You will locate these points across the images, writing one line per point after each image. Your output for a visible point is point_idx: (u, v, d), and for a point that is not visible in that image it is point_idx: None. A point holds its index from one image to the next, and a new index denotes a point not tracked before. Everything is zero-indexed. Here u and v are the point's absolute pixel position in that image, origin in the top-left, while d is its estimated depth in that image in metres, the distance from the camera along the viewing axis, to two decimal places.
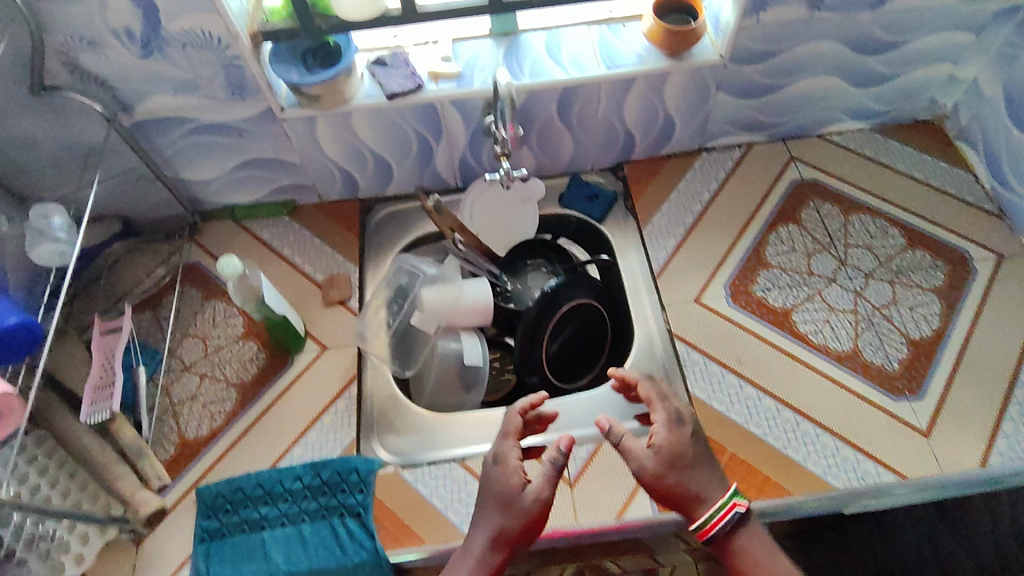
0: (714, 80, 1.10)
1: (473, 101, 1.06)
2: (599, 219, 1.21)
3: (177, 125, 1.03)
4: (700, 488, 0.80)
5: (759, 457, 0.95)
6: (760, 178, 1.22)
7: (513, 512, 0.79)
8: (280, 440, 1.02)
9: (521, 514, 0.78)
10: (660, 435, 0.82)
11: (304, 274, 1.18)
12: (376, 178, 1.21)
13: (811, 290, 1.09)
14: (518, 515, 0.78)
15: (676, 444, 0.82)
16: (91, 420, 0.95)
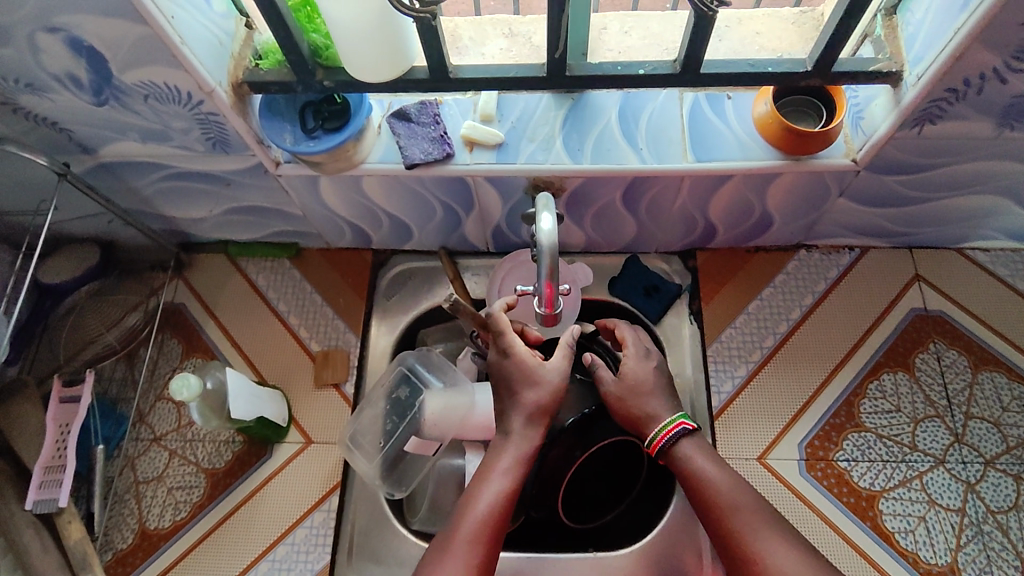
0: (837, 186, 0.82)
1: (514, 179, 0.83)
2: (655, 320, 0.96)
3: (152, 170, 0.85)
4: (653, 412, 0.73)
5: None
6: (872, 299, 0.96)
7: (527, 406, 0.71)
8: (246, 551, 0.90)
9: (530, 406, 0.70)
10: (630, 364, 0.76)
11: (298, 340, 1.01)
12: (393, 235, 1.00)
13: (910, 471, 0.86)
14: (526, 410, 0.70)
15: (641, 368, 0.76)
16: (36, 510, 0.84)
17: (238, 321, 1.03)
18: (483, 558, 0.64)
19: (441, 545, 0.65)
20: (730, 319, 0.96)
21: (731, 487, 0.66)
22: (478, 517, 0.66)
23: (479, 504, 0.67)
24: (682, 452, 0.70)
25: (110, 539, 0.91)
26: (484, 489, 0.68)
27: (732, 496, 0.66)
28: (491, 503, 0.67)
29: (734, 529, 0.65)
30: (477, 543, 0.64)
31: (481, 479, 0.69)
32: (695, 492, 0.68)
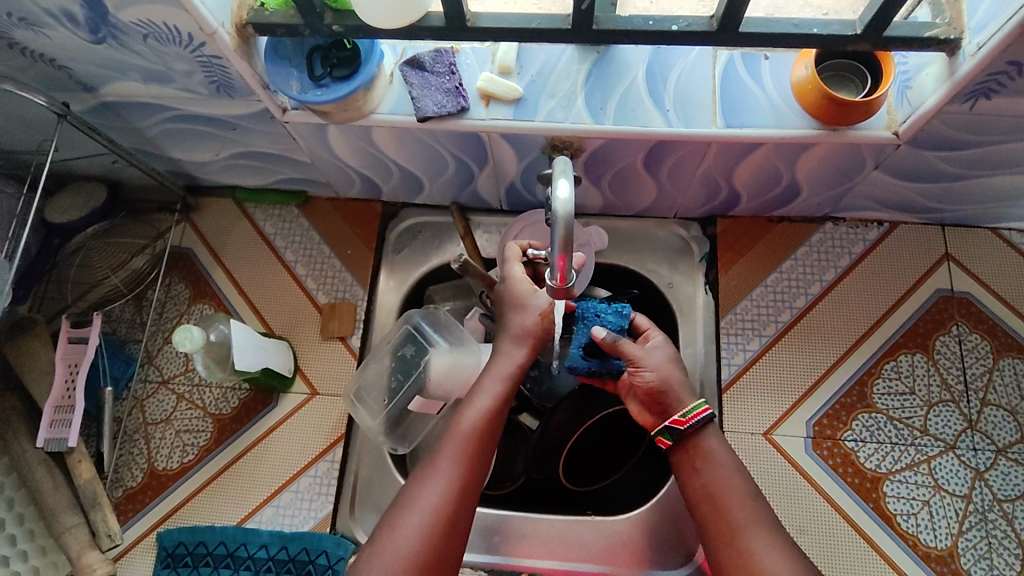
0: (873, 159, 0.78)
1: (532, 137, 0.79)
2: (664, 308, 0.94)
3: (155, 111, 0.81)
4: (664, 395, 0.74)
5: None
6: (896, 276, 0.93)
7: (514, 331, 0.76)
8: (252, 496, 0.90)
9: (522, 326, 0.76)
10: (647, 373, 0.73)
11: (305, 291, 1.00)
12: (403, 187, 0.97)
13: (918, 455, 0.85)
14: (518, 329, 0.76)
15: (661, 363, 0.74)
16: (48, 448, 0.86)
17: (245, 268, 1.01)
18: (470, 465, 0.67)
19: (432, 455, 0.68)
20: (747, 291, 0.93)
21: (721, 481, 0.68)
22: (464, 430, 0.69)
23: (468, 416, 0.70)
24: (704, 442, 0.70)
25: (121, 476, 0.92)
26: (472, 404, 0.71)
27: (722, 477, 0.68)
28: (477, 416, 0.70)
29: (718, 515, 0.66)
30: (461, 453, 0.67)
31: (471, 394, 0.72)
32: (682, 480, 0.71)
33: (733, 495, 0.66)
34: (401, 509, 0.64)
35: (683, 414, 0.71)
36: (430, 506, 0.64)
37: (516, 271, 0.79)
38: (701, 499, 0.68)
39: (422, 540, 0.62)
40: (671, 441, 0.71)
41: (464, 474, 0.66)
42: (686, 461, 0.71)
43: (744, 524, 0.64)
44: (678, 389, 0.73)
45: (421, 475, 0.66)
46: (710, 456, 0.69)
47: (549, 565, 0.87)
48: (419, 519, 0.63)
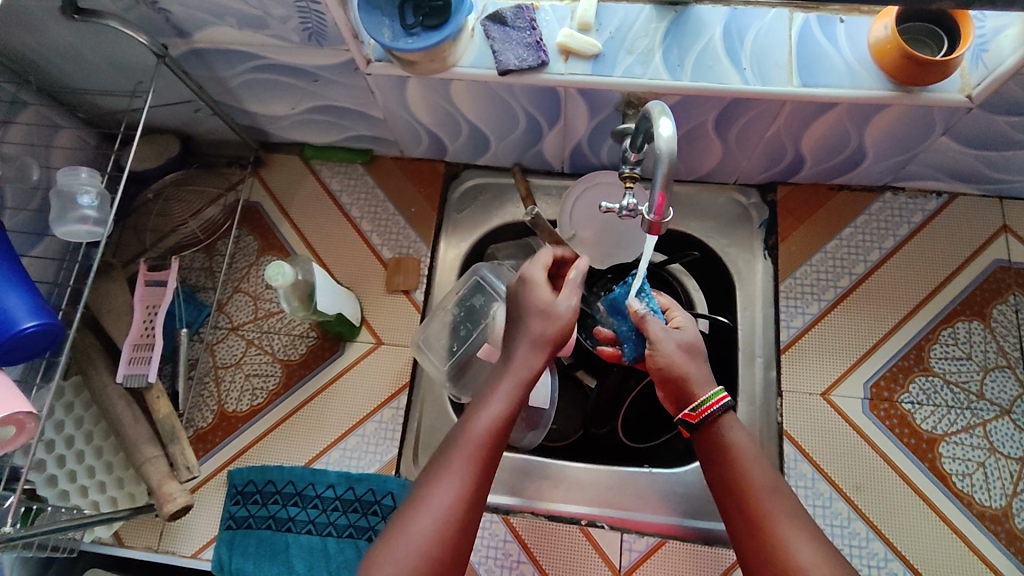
0: (943, 123, 0.80)
1: (608, 93, 0.81)
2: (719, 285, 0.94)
3: (242, 59, 0.84)
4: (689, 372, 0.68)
5: None
6: (955, 245, 0.94)
7: (533, 334, 0.69)
8: (319, 439, 0.93)
9: (540, 334, 0.69)
10: (659, 356, 0.69)
11: (370, 246, 1.02)
12: (469, 146, 1.00)
13: (974, 418, 0.87)
14: (535, 337, 0.69)
15: (675, 353, 0.69)
16: (127, 384, 0.88)
17: (312, 222, 1.04)
18: (482, 473, 0.62)
19: (442, 458, 0.63)
20: (806, 257, 0.95)
21: (748, 468, 0.64)
22: (476, 433, 0.63)
23: (479, 419, 0.65)
24: (722, 432, 0.66)
25: (193, 417, 0.95)
26: (484, 406, 0.65)
27: (748, 469, 0.64)
28: (491, 421, 0.64)
29: (745, 508, 0.62)
30: (476, 457, 0.62)
31: (482, 396, 0.67)
32: (708, 470, 0.66)
33: (758, 487, 0.63)
34: (410, 513, 0.59)
35: (694, 407, 0.66)
36: (439, 514, 0.59)
37: (536, 274, 0.74)
38: (726, 494, 0.64)
39: (430, 551, 0.58)
40: (689, 432, 0.68)
41: (476, 481, 0.62)
42: (709, 452, 0.66)
43: (775, 516, 0.61)
44: (692, 379, 0.67)
45: (432, 475, 0.62)
46: (731, 445, 0.65)
47: (609, 514, 0.89)
48: (430, 527, 0.58)
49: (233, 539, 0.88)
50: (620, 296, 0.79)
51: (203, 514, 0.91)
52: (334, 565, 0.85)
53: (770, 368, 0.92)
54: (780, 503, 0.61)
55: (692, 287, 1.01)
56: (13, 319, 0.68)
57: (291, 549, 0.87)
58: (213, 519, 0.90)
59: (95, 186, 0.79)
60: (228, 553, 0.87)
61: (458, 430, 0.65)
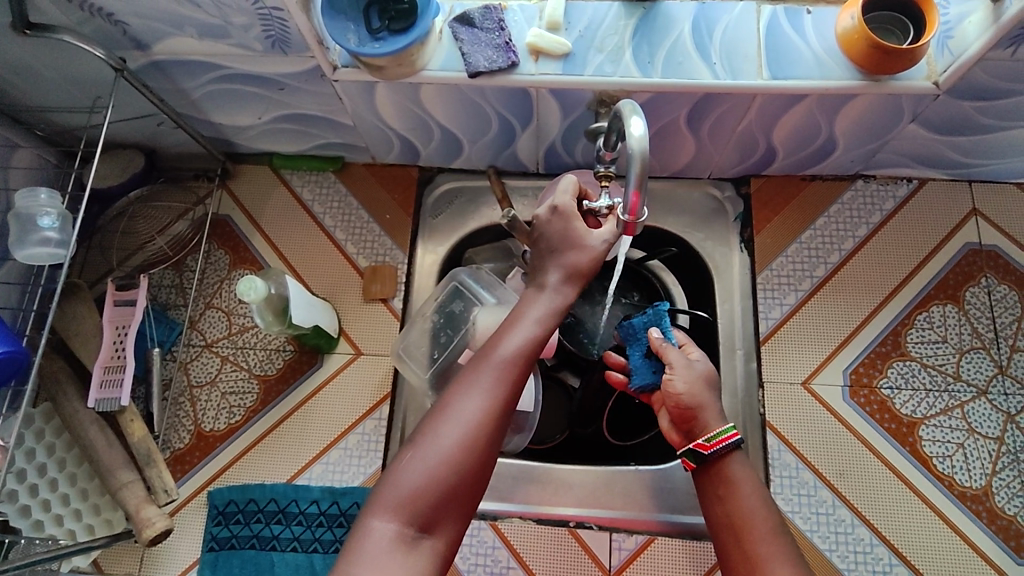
0: (911, 110, 0.80)
1: (579, 93, 0.80)
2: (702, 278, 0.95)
3: (205, 70, 0.82)
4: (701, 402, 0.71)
5: None
6: (926, 231, 0.95)
7: (567, 264, 0.69)
8: (300, 454, 0.91)
9: (573, 266, 0.69)
10: (677, 383, 0.72)
11: (345, 255, 1.01)
12: (441, 150, 0.99)
13: (952, 400, 0.88)
14: (568, 269, 0.69)
15: (695, 381, 0.72)
16: (99, 409, 0.86)
17: (284, 232, 1.02)
18: (509, 392, 0.62)
19: (469, 372, 0.63)
20: (782, 248, 0.96)
21: (748, 507, 0.66)
22: (504, 353, 0.63)
23: (507, 341, 0.64)
24: (729, 468, 0.68)
25: (169, 439, 0.93)
26: (512, 332, 0.65)
27: (748, 508, 0.66)
28: (518, 345, 0.64)
29: (741, 545, 0.64)
30: (504, 374, 0.62)
31: (511, 322, 0.66)
32: (707, 503, 0.69)
33: (757, 527, 0.64)
34: (436, 422, 0.60)
35: (708, 438, 0.69)
36: (465, 425, 0.59)
37: (565, 199, 0.72)
38: (723, 528, 0.66)
39: (453, 459, 0.58)
40: (694, 463, 0.70)
41: (502, 396, 0.61)
42: (712, 487, 0.68)
43: (767, 557, 0.62)
44: (709, 411, 0.71)
45: (457, 387, 0.62)
46: (734, 482, 0.67)
47: (596, 514, 0.88)
48: (455, 437, 0.59)
49: (217, 561, 0.86)
50: (640, 323, 0.83)
51: (183, 536, 0.88)
52: None
53: (752, 360, 0.92)
54: (773, 545, 0.63)
55: (670, 281, 1.01)
56: None
57: (276, 566, 0.85)
58: (194, 541, 0.88)
59: (56, 207, 0.76)
60: (213, 574, 0.86)
61: (486, 348, 0.64)
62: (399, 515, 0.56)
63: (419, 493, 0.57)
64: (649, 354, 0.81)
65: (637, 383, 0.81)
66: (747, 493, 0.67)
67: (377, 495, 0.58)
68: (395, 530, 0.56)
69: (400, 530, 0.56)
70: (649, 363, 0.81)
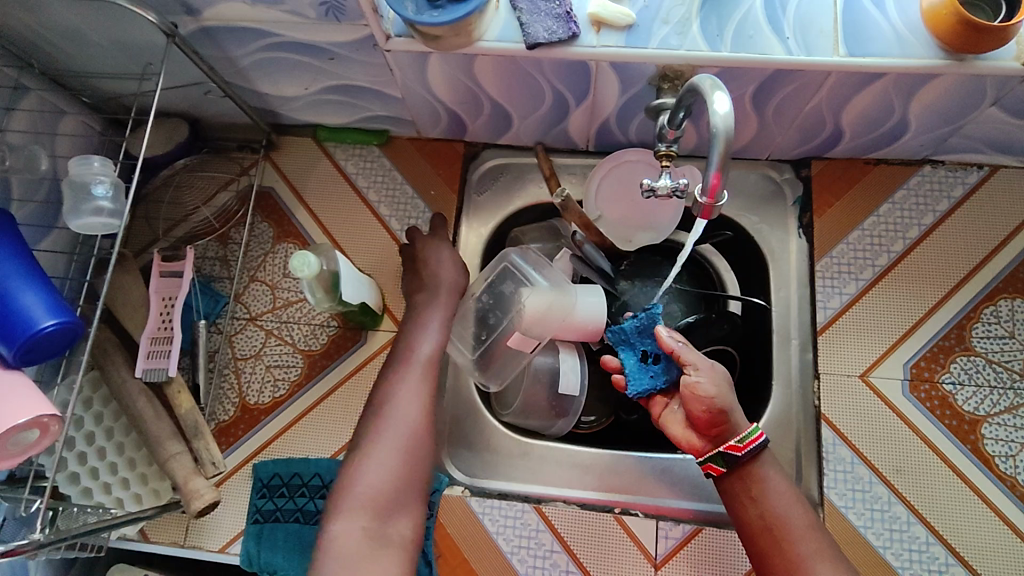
0: (994, 93, 0.76)
1: (642, 67, 0.77)
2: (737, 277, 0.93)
3: (254, 38, 0.80)
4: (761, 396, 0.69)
5: None
6: (996, 221, 0.91)
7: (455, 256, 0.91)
8: (345, 430, 0.91)
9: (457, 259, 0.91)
10: (704, 385, 0.70)
11: (389, 232, 0.99)
12: (490, 125, 0.96)
13: (1017, 398, 0.85)
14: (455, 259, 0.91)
15: (720, 382, 0.71)
16: (147, 379, 0.86)
17: (329, 206, 1.01)
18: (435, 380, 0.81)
19: (398, 379, 0.79)
20: (843, 235, 0.92)
21: (781, 510, 0.68)
22: (423, 352, 0.82)
23: (420, 347, 0.82)
24: (759, 470, 0.70)
25: (214, 410, 0.93)
26: (422, 337, 0.83)
27: (782, 511, 0.68)
28: (430, 344, 0.83)
29: (781, 548, 0.67)
30: (426, 370, 0.80)
31: (416, 328, 0.84)
32: (736, 507, 0.70)
33: (795, 528, 0.67)
34: (381, 420, 0.76)
35: (739, 440, 0.69)
36: (408, 418, 0.76)
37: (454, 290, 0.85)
38: (761, 532, 0.68)
39: (402, 447, 0.74)
40: (724, 467, 0.70)
41: (430, 388, 0.79)
42: (742, 491, 0.70)
43: (808, 557, 0.65)
44: (736, 412, 0.70)
45: (394, 388, 0.79)
46: (766, 485, 0.69)
47: (643, 501, 0.88)
48: (402, 432, 0.75)
49: (262, 532, 0.87)
50: (632, 328, 0.80)
51: (228, 508, 0.89)
52: None
53: (807, 351, 0.90)
54: (813, 543, 0.66)
55: (723, 268, 0.99)
56: (32, 318, 0.64)
57: None
58: (239, 513, 0.89)
59: (109, 175, 0.75)
60: (258, 546, 0.86)
61: (406, 354, 0.82)
62: (362, 514, 0.69)
63: (384, 480, 0.71)
64: (646, 358, 0.80)
65: (635, 391, 0.78)
66: (774, 494, 0.69)
67: (339, 505, 0.70)
68: (361, 528, 0.68)
69: (364, 528, 0.68)
70: (646, 368, 0.79)
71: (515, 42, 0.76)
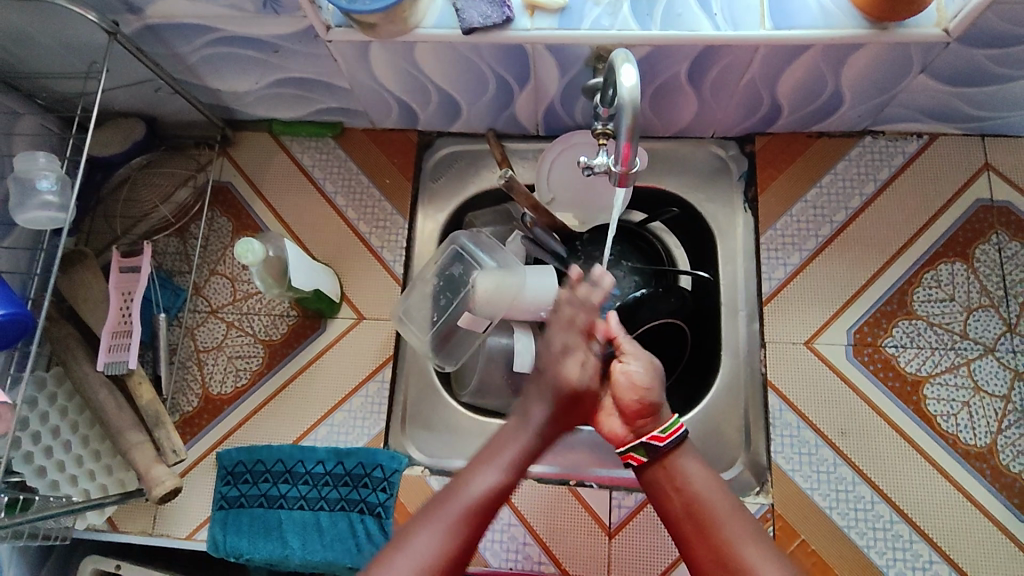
0: (920, 61, 0.78)
1: (576, 48, 0.79)
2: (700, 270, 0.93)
3: (198, 34, 0.82)
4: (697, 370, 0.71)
5: (829, 540, 0.82)
6: (936, 188, 0.93)
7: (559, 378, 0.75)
8: (306, 415, 0.93)
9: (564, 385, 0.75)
10: (639, 374, 0.75)
11: (346, 221, 1.01)
12: (440, 113, 0.98)
13: (958, 358, 0.87)
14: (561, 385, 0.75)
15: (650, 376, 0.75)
16: (108, 372, 0.87)
17: (285, 199, 1.02)
18: (471, 532, 0.64)
19: (421, 517, 0.65)
20: (787, 207, 0.94)
21: (704, 494, 0.68)
22: (521, 447, 0.72)
23: (475, 482, 0.67)
24: (679, 461, 0.71)
25: (177, 402, 0.95)
26: (481, 471, 0.68)
27: (705, 498, 0.68)
28: (492, 484, 0.67)
29: (707, 534, 0.66)
30: (464, 516, 0.65)
31: (499, 444, 0.72)
32: (661, 500, 0.70)
33: (718, 511, 0.67)
34: (391, 557, 0.61)
35: (662, 430, 0.72)
36: (423, 558, 0.61)
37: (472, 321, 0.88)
38: (684, 518, 0.68)
39: None
40: (646, 456, 0.72)
41: (458, 536, 0.63)
42: (666, 479, 0.70)
43: (735, 540, 0.65)
44: (659, 404, 0.74)
45: (416, 523, 0.64)
46: (688, 473, 0.70)
47: (597, 474, 0.89)
48: (460, 510, 0.65)
49: (226, 519, 0.87)
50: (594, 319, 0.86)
51: (193, 497, 0.91)
52: (327, 538, 0.85)
53: (754, 321, 0.92)
54: (739, 525, 0.66)
55: (672, 245, 1.03)
56: None
57: (285, 525, 0.86)
58: (205, 502, 0.90)
59: (54, 170, 0.77)
60: (223, 532, 0.87)
61: (450, 492, 0.67)
62: None
63: None
64: None
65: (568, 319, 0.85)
66: (698, 484, 0.69)
67: None
68: None
69: None
70: None
71: (450, 27, 0.77)
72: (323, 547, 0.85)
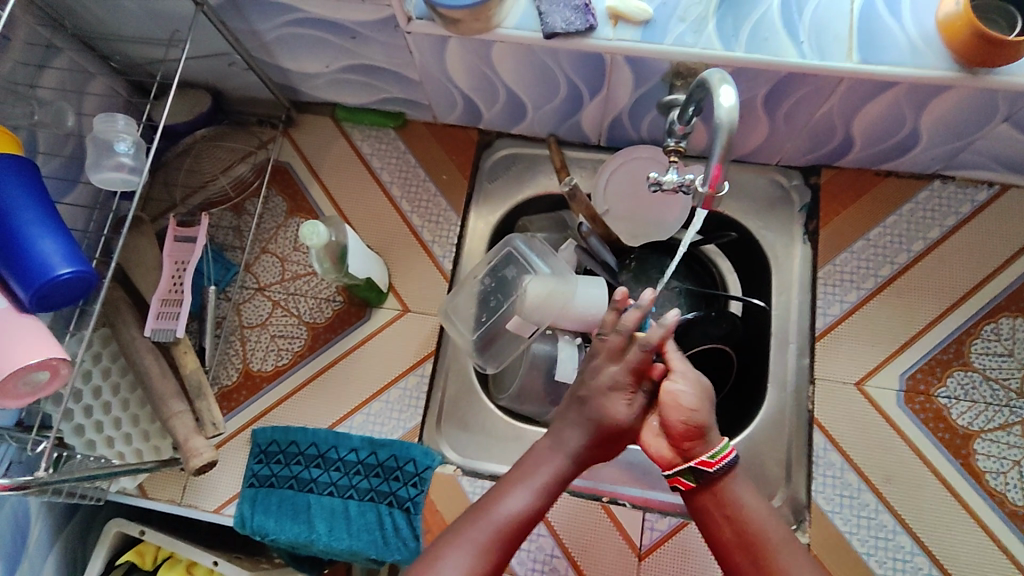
0: (1005, 109, 0.76)
1: (656, 63, 0.78)
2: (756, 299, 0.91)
3: (279, 13, 0.82)
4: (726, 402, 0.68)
5: None
6: (1004, 239, 0.91)
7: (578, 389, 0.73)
8: (343, 402, 0.93)
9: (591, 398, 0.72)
10: (686, 395, 0.70)
11: (399, 213, 1.01)
12: (505, 114, 0.98)
13: (1012, 416, 0.85)
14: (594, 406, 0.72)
15: (697, 394, 0.70)
16: (155, 338, 0.88)
17: (341, 184, 1.03)
18: (499, 553, 0.65)
19: (455, 532, 0.65)
20: (847, 244, 0.92)
21: (759, 525, 0.66)
22: (554, 469, 0.70)
23: (506, 504, 0.67)
24: (728, 487, 0.68)
25: (218, 374, 0.95)
26: (512, 492, 0.68)
27: (762, 530, 0.66)
28: (522, 508, 0.67)
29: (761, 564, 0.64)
30: (493, 539, 0.64)
31: (532, 466, 0.71)
32: (711, 527, 0.68)
33: (771, 543, 0.65)
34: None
35: (711, 456, 0.68)
36: None
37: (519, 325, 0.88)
38: (736, 548, 0.66)
39: None
40: (695, 481, 0.69)
41: (484, 559, 0.63)
42: (714, 505, 0.68)
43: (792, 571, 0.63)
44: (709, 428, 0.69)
45: (446, 541, 0.64)
46: (737, 498, 0.68)
47: (630, 492, 0.88)
48: (488, 534, 0.65)
49: (256, 496, 0.87)
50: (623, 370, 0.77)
51: (224, 472, 0.91)
52: (354, 527, 0.85)
53: (804, 355, 0.90)
54: (795, 558, 0.64)
55: (726, 269, 1.02)
56: (49, 264, 0.66)
57: (313, 510, 0.86)
58: (235, 478, 0.91)
59: (132, 134, 0.78)
60: (251, 509, 0.87)
61: (479, 512, 0.66)
62: None
63: None
64: None
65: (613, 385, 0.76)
66: (750, 511, 0.67)
67: None
68: None
69: None
70: None
71: (532, 29, 0.77)
72: (348, 534, 0.85)
